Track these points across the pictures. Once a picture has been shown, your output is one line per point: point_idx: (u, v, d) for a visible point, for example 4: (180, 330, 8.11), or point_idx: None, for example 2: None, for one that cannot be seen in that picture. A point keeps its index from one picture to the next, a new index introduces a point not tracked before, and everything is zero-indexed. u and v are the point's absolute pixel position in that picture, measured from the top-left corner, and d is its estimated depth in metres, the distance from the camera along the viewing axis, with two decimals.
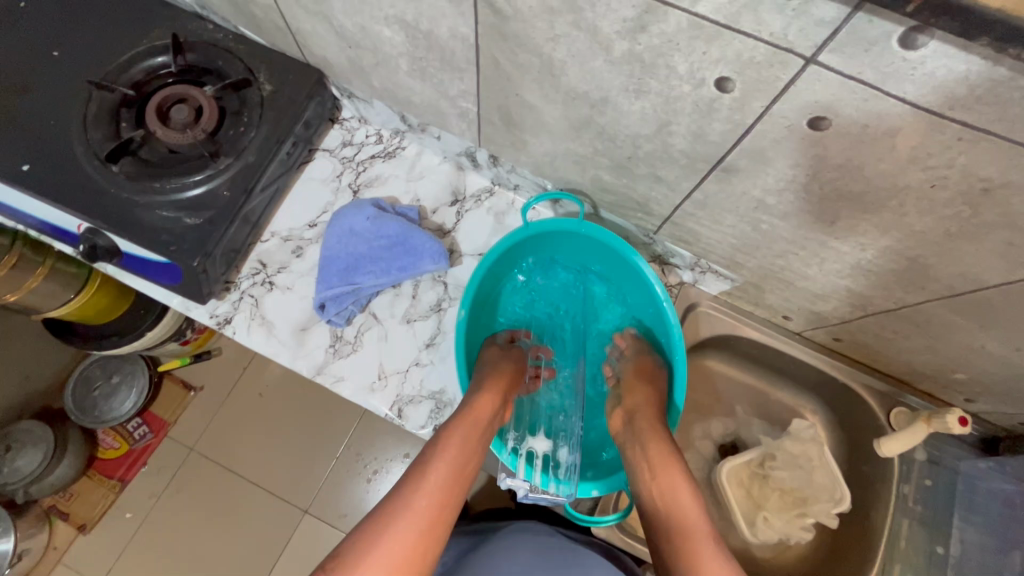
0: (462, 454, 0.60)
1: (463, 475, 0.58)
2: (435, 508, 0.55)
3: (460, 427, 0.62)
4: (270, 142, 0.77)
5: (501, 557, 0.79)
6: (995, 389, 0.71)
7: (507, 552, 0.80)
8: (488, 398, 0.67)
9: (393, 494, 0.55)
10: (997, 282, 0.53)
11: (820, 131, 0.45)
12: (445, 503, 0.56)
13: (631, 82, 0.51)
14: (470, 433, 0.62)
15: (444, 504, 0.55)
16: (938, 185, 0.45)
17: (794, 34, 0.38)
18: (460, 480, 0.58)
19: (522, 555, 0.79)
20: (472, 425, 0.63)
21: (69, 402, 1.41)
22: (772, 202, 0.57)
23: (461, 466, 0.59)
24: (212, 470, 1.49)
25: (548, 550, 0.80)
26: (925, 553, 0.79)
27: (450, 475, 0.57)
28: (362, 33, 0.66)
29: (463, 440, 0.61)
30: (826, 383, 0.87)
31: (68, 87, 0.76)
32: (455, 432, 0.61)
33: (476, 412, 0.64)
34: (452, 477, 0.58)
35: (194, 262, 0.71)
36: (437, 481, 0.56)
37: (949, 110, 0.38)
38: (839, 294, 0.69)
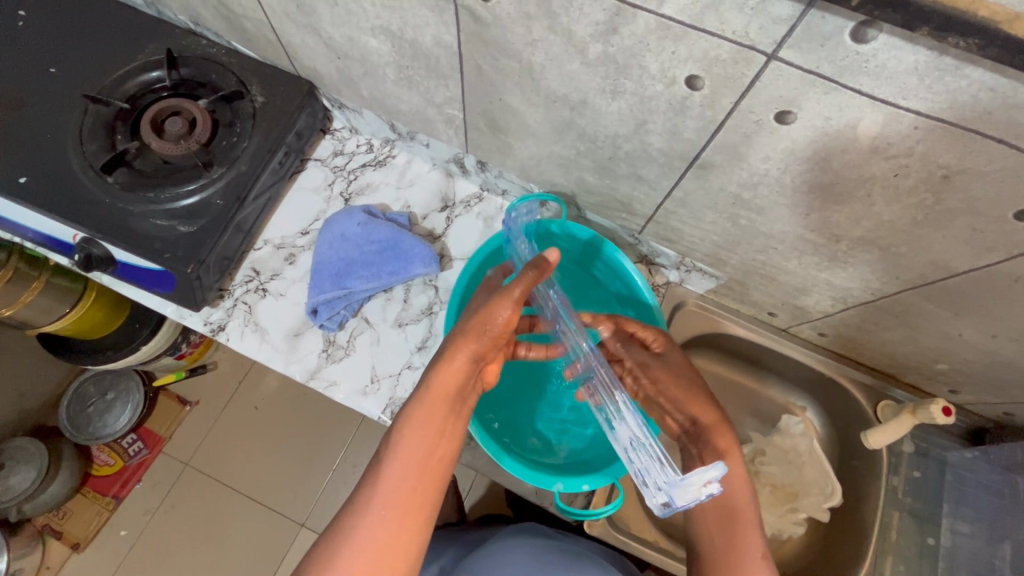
0: (422, 445, 0.54)
1: (429, 468, 0.53)
2: (402, 509, 0.51)
3: (421, 415, 0.55)
4: (262, 152, 0.79)
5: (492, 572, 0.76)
6: (976, 378, 0.73)
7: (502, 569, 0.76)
8: (449, 368, 0.57)
9: (356, 497, 0.52)
10: (964, 269, 0.55)
11: (787, 125, 0.47)
12: (415, 497, 0.52)
13: (607, 83, 0.53)
14: (433, 419, 0.55)
15: (414, 501, 0.52)
16: (901, 173, 0.47)
17: (754, 31, 0.40)
18: (425, 474, 0.53)
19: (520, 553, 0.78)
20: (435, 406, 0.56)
21: (64, 419, 1.42)
22: (748, 197, 0.59)
23: (426, 455, 0.54)
24: (208, 485, 1.48)
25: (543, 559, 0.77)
26: (916, 544, 0.80)
27: (412, 472, 0.53)
28: (350, 44, 0.69)
29: (423, 425, 0.55)
30: (815, 379, 0.88)
31: (64, 102, 0.78)
32: (413, 417, 0.55)
33: (435, 391, 0.56)
34: (416, 473, 0.53)
35: (188, 268, 0.72)
36: (402, 476, 0.52)
37: (903, 99, 0.40)
38: (821, 288, 0.70)
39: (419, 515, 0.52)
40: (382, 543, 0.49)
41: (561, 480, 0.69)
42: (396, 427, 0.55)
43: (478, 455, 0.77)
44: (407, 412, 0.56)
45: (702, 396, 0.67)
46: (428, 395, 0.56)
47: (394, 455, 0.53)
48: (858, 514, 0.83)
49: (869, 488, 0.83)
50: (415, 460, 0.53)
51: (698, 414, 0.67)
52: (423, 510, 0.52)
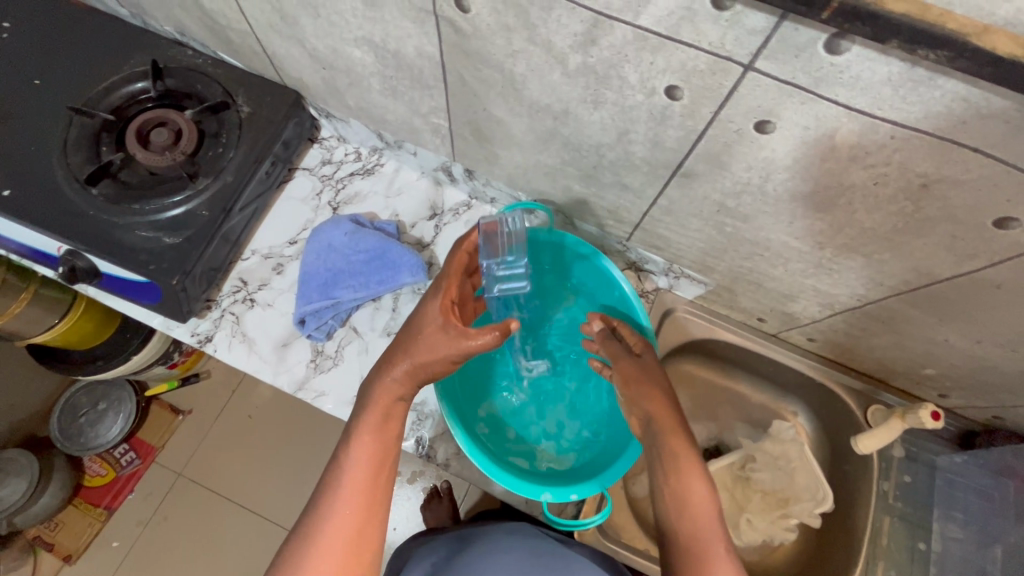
0: (375, 450, 0.58)
1: (377, 474, 0.58)
2: (355, 517, 0.56)
3: (363, 427, 0.59)
4: (248, 162, 0.79)
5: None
6: (965, 383, 0.73)
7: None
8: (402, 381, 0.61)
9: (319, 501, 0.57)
10: (948, 276, 0.55)
11: (767, 134, 0.47)
12: (372, 499, 0.57)
13: (588, 93, 0.53)
14: (376, 431, 0.59)
15: (366, 507, 0.56)
16: (881, 182, 0.47)
17: (730, 43, 0.40)
18: (379, 475, 0.58)
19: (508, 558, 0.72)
20: (376, 418, 0.59)
21: (55, 429, 1.41)
22: (732, 205, 0.59)
23: (372, 463, 0.58)
24: (201, 494, 1.47)
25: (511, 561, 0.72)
26: (908, 549, 0.79)
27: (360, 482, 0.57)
28: (333, 54, 0.69)
29: (374, 433, 0.59)
30: (805, 383, 0.88)
31: (49, 114, 0.78)
32: (365, 424, 0.59)
33: (383, 398, 0.60)
34: (365, 481, 0.57)
35: (173, 280, 0.72)
36: (353, 486, 0.57)
37: (879, 110, 0.40)
38: (807, 294, 0.70)
39: (371, 519, 0.56)
40: (341, 549, 0.54)
41: (549, 490, 0.69)
42: (342, 441, 0.60)
43: (467, 465, 0.76)
44: (350, 426, 0.60)
45: (663, 396, 0.64)
46: (367, 410, 0.60)
47: (342, 468, 0.58)
48: (849, 519, 0.83)
49: (860, 493, 0.83)
50: (362, 470, 0.57)
51: (655, 413, 0.63)
52: (375, 513, 0.57)
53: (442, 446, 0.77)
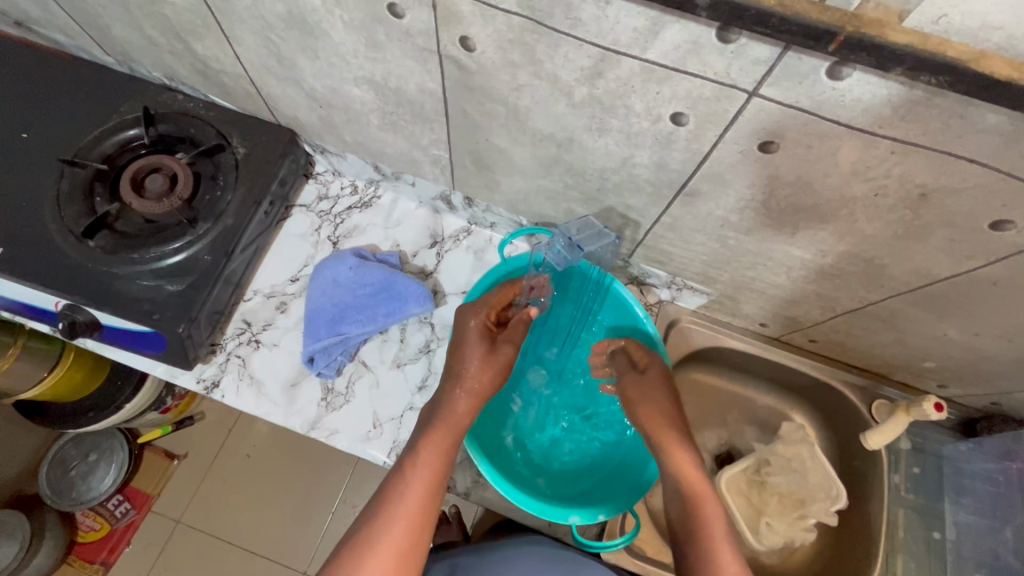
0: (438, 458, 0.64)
1: (437, 488, 0.63)
2: (411, 528, 0.59)
3: (430, 445, 0.65)
4: (247, 203, 0.79)
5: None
6: (964, 374, 0.76)
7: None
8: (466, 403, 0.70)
9: (387, 496, 0.62)
10: (946, 276, 0.57)
11: (770, 154, 0.49)
12: (429, 502, 0.62)
13: (594, 122, 0.54)
14: (440, 451, 0.65)
15: (420, 522, 0.60)
16: (880, 193, 0.49)
17: (736, 72, 0.42)
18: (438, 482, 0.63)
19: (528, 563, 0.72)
20: (444, 439, 0.66)
21: (45, 486, 1.35)
22: (734, 219, 0.61)
23: (432, 482, 0.63)
24: (201, 541, 1.42)
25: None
26: (924, 540, 0.81)
27: (421, 497, 0.61)
28: (332, 93, 0.69)
29: (439, 442, 0.66)
30: (810, 384, 0.90)
31: (39, 167, 0.77)
32: (433, 435, 0.66)
33: (450, 417, 0.68)
34: (424, 496, 0.62)
35: (179, 328, 0.71)
36: (414, 497, 0.61)
37: (880, 128, 0.42)
38: (809, 299, 0.72)
39: (426, 527, 0.61)
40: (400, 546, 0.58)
41: (576, 513, 0.69)
42: (407, 457, 0.65)
43: (487, 492, 0.75)
44: (414, 444, 0.66)
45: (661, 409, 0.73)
46: (436, 427, 0.67)
47: (407, 480, 0.62)
48: (865, 514, 0.85)
49: (872, 488, 0.85)
50: (426, 480, 0.63)
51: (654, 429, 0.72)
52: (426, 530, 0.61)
53: (462, 474, 0.76)
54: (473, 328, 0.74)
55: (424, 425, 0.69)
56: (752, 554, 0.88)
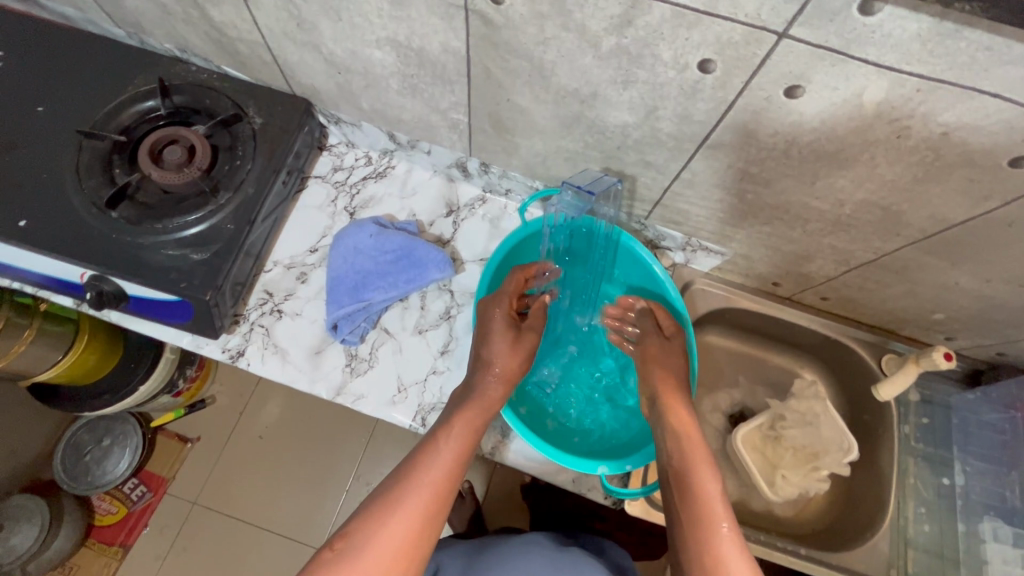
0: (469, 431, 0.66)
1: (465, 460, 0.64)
2: (437, 494, 0.59)
3: (463, 414, 0.67)
4: (267, 173, 0.79)
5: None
6: (973, 324, 0.78)
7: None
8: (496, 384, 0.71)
9: (415, 458, 0.63)
10: (962, 219, 0.59)
11: (796, 99, 0.50)
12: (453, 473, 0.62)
13: (619, 74, 0.55)
14: (466, 425, 0.66)
15: (444, 488, 0.60)
16: (903, 134, 0.50)
17: (767, 13, 0.43)
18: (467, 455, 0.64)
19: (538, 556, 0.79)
20: (476, 413, 0.67)
21: (60, 471, 1.37)
22: (754, 171, 0.62)
23: (460, 454, 0.64)
24: (219, 521, 1.44)
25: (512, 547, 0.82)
26: (933, 486, 0.85)
27: (446, 467, 0.62)
28: (351, 57, 0.69)
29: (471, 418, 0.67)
30: (822, 342, 0.92)
31: (57, 141, 0.76)
32: (467, 411, 0.67)
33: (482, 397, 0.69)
34: (451, 466, 0.62)
35: (206, 295, 0.71)
36: (440, 466, 0.62)
37: (906, 65, 0.44)
38: (823, 253, 0.74)
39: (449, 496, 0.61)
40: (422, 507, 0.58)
41: (604, 464, 0.71)
42: (435, 428, 0.66)
43: (513, 451, 0.77)
44: (444, 418, 0.67)
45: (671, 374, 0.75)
46: (468, 405, 0.68)
47: (432, 451, 0.63)
48: (876, 464, 0.87)
49: (883, 440, 0.87)
50: (457, 449, 0.64)
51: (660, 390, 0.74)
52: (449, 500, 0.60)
53: (485, 436, 0.78)
54: (497, 321, 0.74)
55: (455, 402, 0.70)
56: (767, 506, 0.91)
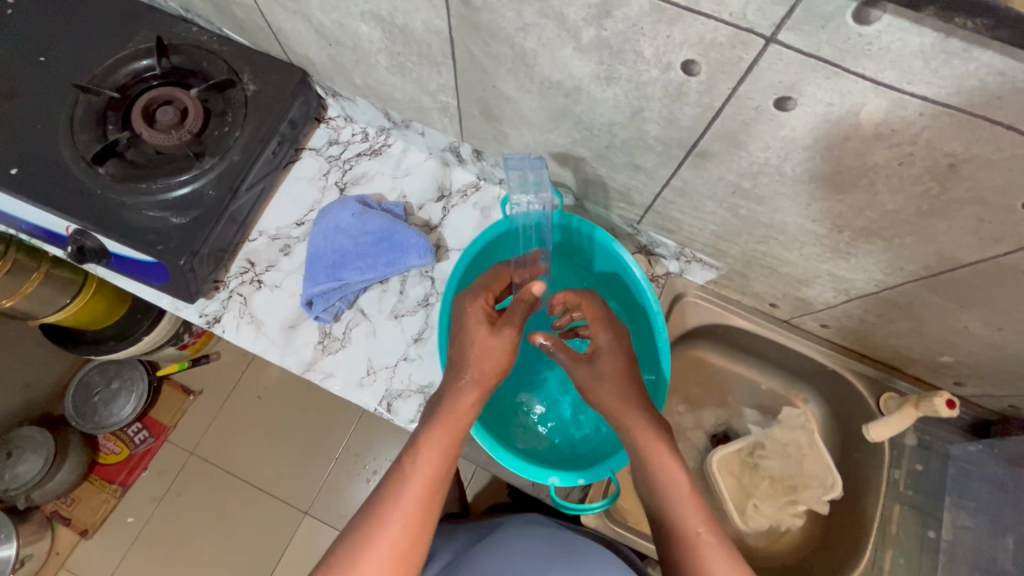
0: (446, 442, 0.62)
1: (443, 471, 0.61)
2: (415, 515, 0.58)
3: (439, 423, 0.63)
4: (255, 142, 0.78)
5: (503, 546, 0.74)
6: (983, 372, 0.71)
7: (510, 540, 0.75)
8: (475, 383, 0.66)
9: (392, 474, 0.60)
10: (972, 261, 0.53)
11: (787, 112, 0.45)
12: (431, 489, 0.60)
13: (601, 68, 0.51)
14: (451, 430, 0.62)
15: (429, 503, 0.59)
16: (906, 162, 0.45)
17: (753, 13, 0.39)
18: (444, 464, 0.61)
19: (528, 549, 0.72)
20: (453, 421, 0.63)
21: (70, 407, 1.43)
22: (747, 185, 0.58)
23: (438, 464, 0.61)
24: (211, 473, 1.49)
25: (502, 533, 0.78)
26: (917, 537, 0.79)
27: (429, 479, 0.60)
28: (340, 30, 0.67)
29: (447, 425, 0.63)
30: (818, 371, 0.87)
31: (55, 92, 0.77)
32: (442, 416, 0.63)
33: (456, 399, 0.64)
34: (431, 478, 0.60)
35: (181, 261, 0.71)
36: (422, 478, 0.59)
37: (908, 84, 0.39)
38: (822, 279, 0.69)
39: (428, 511, 0.59)
40: (401, 529, 0.57)
41: (556, 474, 0.69)
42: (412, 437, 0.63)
43: (475, 448, 0.76)
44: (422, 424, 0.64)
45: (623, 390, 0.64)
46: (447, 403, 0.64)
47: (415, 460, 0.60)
48: (858, 506, 0.82)
49: (870, 481, 0.82)
50: (433, 460, 0.61)
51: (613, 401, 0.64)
52: (436, 510, 0.60)
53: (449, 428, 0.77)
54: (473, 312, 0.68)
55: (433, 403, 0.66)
56: (737, 534, 0.87)
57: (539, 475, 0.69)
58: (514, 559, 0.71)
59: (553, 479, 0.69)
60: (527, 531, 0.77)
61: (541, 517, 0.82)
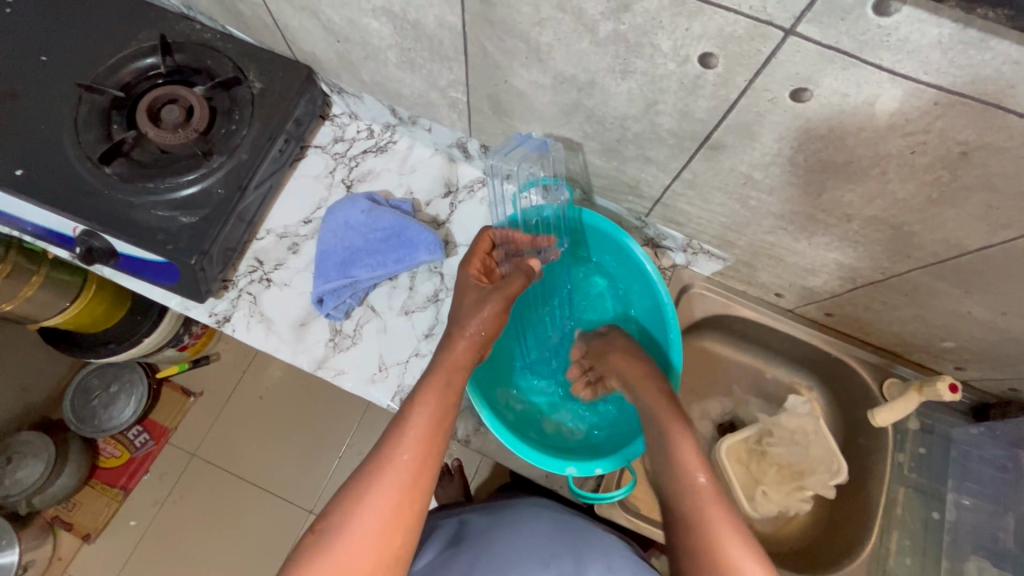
0: (440, 400, 0.61)
1: (439, 428, 0.60)
2: (412, 468, 0.56)
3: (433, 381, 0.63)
4: (262, 140, 0.78)
5: (514, 527, 0.73)
6: (985, 356, 0.73)
7: (521, 522, 0.74)
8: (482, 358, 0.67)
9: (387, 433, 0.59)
10: (979, 247, 0.54)
11: (802, 103, 0.46)
12: (429, 444, 0.58)
13: (617, 62, 0.52)
14: (440, 391, 0.62)
15: (416, 473, 0.56)
16: (918, 151, 0.46)
17: (773, 6, 0.39)
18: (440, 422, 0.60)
19: (539, 533, 0.72)
20: (446, 380, 0.63)
21: (69, 412, 1.41)
22: (758, 176, 0.59)
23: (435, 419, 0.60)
24: (215, 474, 1.48)
25: (510, 512, 0.77)
26: (922, 519, 0.81)
27: (421, 439, 0.58)
28: (350, 26, 0.67)
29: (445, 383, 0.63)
30: (822, 360, 0.89)
31: (58, 92, 0.76)
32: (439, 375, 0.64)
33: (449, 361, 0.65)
34: (427, 434, 0.59)
35: (191, 259, 0.71)
36: (414, 438, 0.58)
37: (925, 75, 0.40)
38: (829, 268, 0.70)
39: (428, 466, 0.57)
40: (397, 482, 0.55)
41: (572, 464, 0.70)
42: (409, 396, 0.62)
43: (488, 442, 0.77)
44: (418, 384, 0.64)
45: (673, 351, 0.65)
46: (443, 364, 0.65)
47: (406, 420, 0.60)
48: (864, 490, 0.84)
49: (874, 465, 0.84)
50: (429, 415, 0.60)
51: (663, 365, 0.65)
52: (432, 473, 0.57)
53: (462, 423, 0.78)
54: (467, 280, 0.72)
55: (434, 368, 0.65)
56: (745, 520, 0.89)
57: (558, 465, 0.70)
58: (524, 542, 0.70)
59: (571, 468, 0.70)
60: (534, 514, 0.76)
61: (549, 499, 0.82)
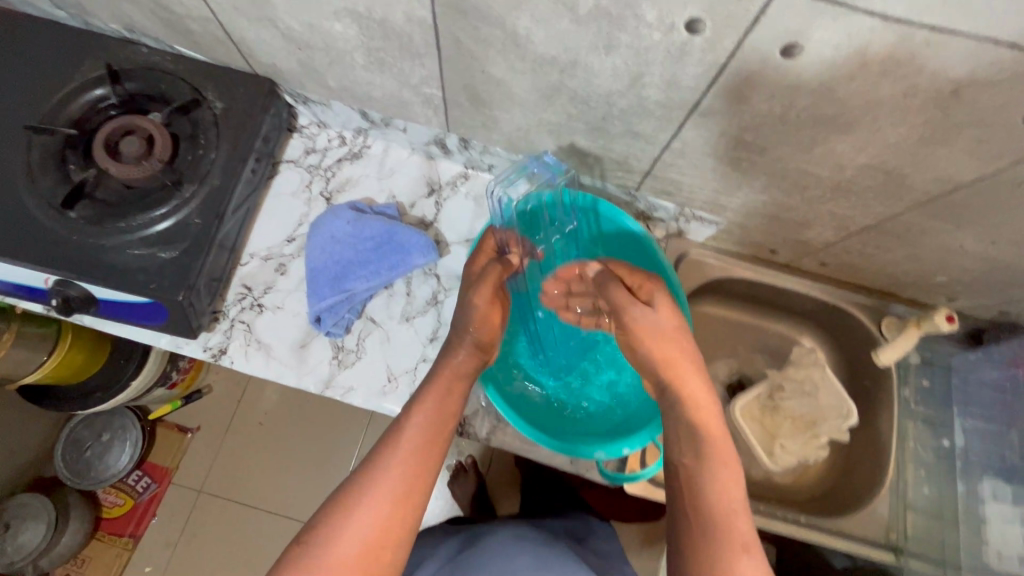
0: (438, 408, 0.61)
1: (436, 437, 0.59)
2: (407, 476, 0.55)
3: (431, 393, 0.62)
4: (233, 161, 0.74)
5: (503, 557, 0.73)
6: (975, 286, 0.75)
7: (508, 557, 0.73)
8: None
9: (384, 440, 0.58)
10: (971, 180, 0.55)
11: (793, 59, 0.46)
12: (427, 453, 0.58)
13: (600, 38, 0.50)
14: (439, 402, 0.62)
15: (413, 482, 0.55)
16: (910, 94, 0.47)
17: None
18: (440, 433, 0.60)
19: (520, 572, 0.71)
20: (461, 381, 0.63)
21: (62, 467, 1.35)
22: (750, 138, 0.58)
23: (433, 428, 0.60)
24: (226, 508, 1.45)
25: (505, 546, 0.76)
26: (932, 448, 0.84)
27: (418, 447, 0.57)
28: (311, 31, 0.64)
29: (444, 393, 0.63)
30: (820, 309, 0.90)
31: (5, 138, 0.72)
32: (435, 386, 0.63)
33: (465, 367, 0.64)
34: (424, 442, 0.58)
35: (179, 296, 0.68)
36: (411, 447, 0.57)
37: (916, 17, 0.40)
38: (823, 219, 0.71)
39: (426, 473, 0.57)
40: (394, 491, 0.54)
41: (601, 448, 0.71)
42: (408, 404, 0.62)
43: (511, 437, 0.76)
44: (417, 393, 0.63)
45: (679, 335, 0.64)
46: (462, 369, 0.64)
47: (400, 430, 0.58)
48: (876, 428, 0.87)
49: (883, 403, 0.87)
50: (426, 425, 0.59)
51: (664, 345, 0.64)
52: (427, 482, 0.56)
53: (480, 421, 0.77)
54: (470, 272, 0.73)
55: (453, 377, 0.65)
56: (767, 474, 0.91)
57: (587, 452, 0.70)
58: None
59: (603, 454, 0.70)
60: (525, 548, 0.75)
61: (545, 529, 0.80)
